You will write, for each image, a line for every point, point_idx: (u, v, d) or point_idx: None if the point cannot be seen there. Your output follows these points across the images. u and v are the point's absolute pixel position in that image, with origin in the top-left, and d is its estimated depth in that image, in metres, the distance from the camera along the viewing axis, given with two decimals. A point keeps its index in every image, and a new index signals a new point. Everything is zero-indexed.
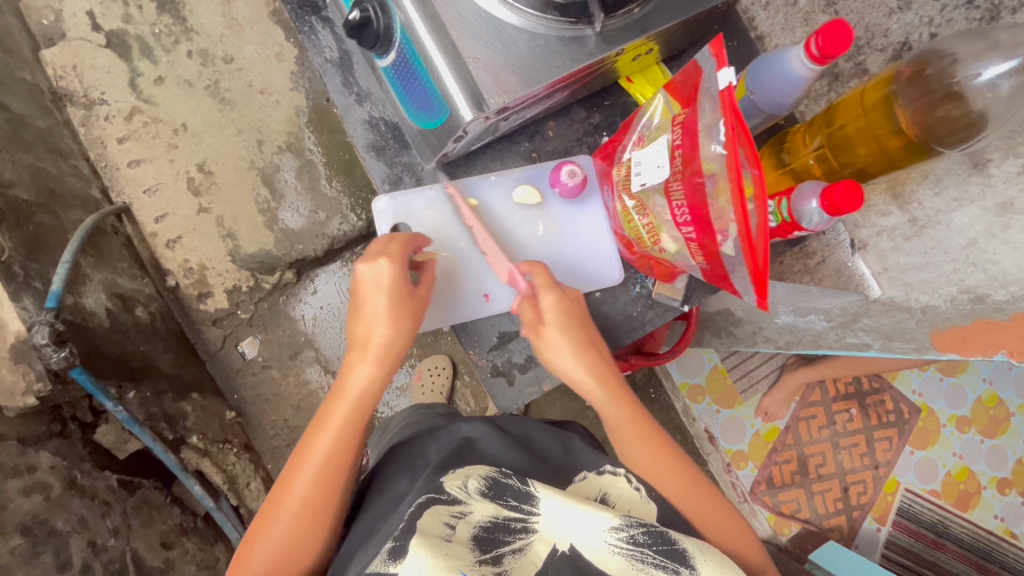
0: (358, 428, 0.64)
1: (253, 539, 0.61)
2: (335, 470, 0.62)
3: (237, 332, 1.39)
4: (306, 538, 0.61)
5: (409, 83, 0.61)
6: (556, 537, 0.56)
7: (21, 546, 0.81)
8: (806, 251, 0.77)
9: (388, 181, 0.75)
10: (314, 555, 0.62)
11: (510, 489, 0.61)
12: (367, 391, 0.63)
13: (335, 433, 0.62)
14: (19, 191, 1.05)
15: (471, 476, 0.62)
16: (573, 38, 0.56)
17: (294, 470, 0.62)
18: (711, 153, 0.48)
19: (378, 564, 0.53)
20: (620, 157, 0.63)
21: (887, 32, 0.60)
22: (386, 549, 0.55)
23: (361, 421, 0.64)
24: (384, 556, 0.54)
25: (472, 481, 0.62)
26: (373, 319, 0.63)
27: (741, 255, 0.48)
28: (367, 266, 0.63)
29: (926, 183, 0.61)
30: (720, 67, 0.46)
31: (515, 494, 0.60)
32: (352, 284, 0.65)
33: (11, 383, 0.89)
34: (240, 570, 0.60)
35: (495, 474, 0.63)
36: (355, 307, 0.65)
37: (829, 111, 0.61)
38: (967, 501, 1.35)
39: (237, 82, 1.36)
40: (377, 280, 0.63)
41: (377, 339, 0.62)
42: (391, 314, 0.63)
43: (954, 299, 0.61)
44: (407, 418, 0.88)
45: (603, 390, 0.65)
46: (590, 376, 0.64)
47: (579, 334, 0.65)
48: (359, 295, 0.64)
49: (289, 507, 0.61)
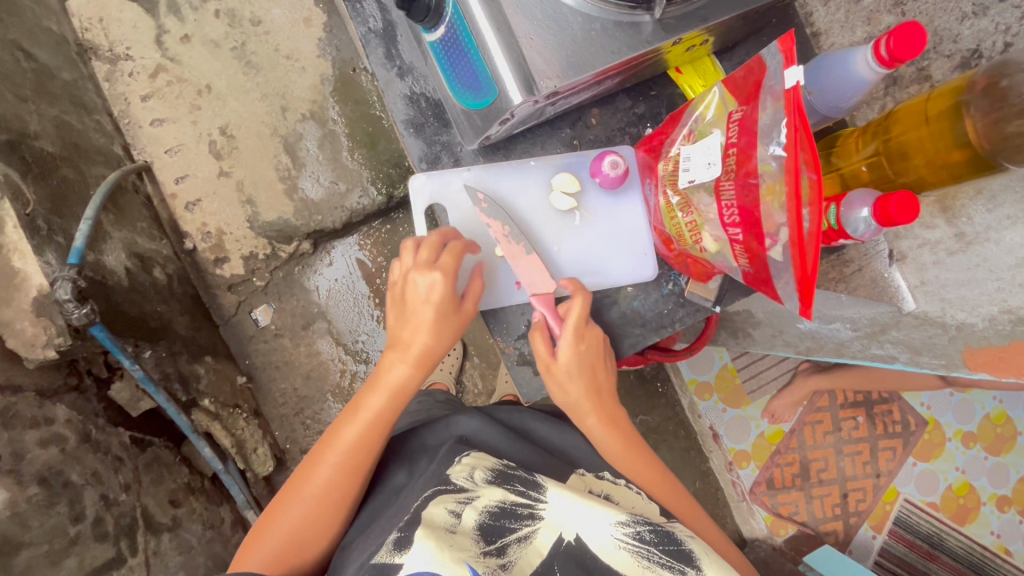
0: (388, 425, 0.64)
1: (272, 512, 0.62)
2: (360, 463, 0.63)
3: (251, 299, 1.39)
4: (320, 522, 0.62)
5: (456, 60, 0.59)
6: (562, 526, 0.58)
7: (38, 495, 0.82)
8: (843, 259, 0.75)
9: (425, 160, 0.73)
10: (326, 536, 0.63)
11: (517, 478, 0.63)
12: (401, 390, 0.64)
13: (366, 423, 0.63)
14: (44, 144, 1.04)
15: (477, 467, 0.64)
16: (630, 23, 0.55)
17: (320, 452, 0.63)
18: (768, 154, 0.46)
19: (383, 555, 0.55)
20: (667, 151, 0.61)
21: (957, 38, 0.57)
22: (391, 540, 0.56)
23: (390, 422, 0.65)
24: (389, 547, 0.55)
25: (479, 471, 0.63)
26: (417, 317, 0.64)
27: (789, 261, 0.47)
28: (421, 277, 0.63)
29: (979, 198, 0.59)
30: (787, 66, 0.44)
31: (522, 481, 0.63)
32: (403, 290, 0.65)
33: (32, 335, 0.89)
34: (254, 545, 0.61)
35: (501, 467, 0.65)
36: (398, 307, 0.66)
37: (888, 117, 0.58)
38: (965, 516, 1.34)
39: (264, 45, 1.34)
40: (431, 287, 0.63)
41: (419, 340, 0.64)
42: (438, 317, 0.64)
43: (994, 318, 0.60)
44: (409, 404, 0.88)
45: (595, 416, 0.68)
46: (584, 404, 0.68)
47: (588, 376, 0.67)
48: (407, 301, 0.64)
49: (309, 487, 0.62)
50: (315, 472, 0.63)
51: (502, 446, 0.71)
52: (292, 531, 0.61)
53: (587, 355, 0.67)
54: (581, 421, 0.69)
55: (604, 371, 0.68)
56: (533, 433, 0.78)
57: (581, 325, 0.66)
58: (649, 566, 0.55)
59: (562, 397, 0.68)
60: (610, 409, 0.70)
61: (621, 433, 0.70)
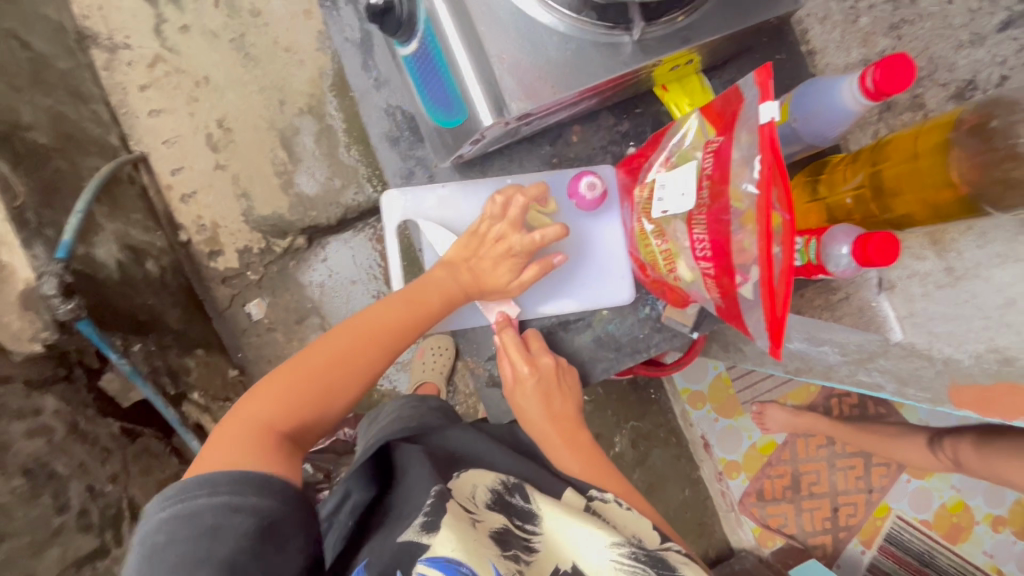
0: (427, 318, 0.67)
1: (271, 382, 0.60)
2: (377, 346, 0.64)
3: (245, 292, 1.37)
4: (339, 385, 0.62)
5: (429, 77, 0.60)
6: (560, 554, 0.56)
7: (22, 487, 0.82)
8: (829, 287, 0.74)
9: (400, 174, 0.77)
10: (326, 418, 0.61)
11: (515, 508, 0.62)
12: (450, 299, 0.68)
13: (408, 305, 0.67)
14: (37, 135, 1.04)
15: (478, 487, 0.64)
16: (608, 44, 0.54)
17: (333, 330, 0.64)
18: (743, 190, 0.44)
19: (412, 533, 0.54)
20: (644, 176, 0.60)
21: (952, 67, 0.54)
22: (419, 521, 0.55)
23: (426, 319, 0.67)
24: (417, 528, 0.54)
25: (480, 493, 0.63)
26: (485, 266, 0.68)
27: (759, 300, 0.46)
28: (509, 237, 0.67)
29: (970, 234, 0.57)
30: (763, 100, 0.42)
31: (520, 512, 0.61)
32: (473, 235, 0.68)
33: (18, 329, 0.90)
34: (266, 389, 0.59)
35: (501, 488, 0.64)
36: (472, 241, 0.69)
37: (877, 149, 0.56)
38: (957, 535, 1.31)
39: (263, 37, 1.33)
40: (509, 247, 0.67)
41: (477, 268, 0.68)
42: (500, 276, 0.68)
43: (980, 356, 0.59)
44: (399, 409, 0.80)
45: (559, 437, 0.73)
46: (546, 423, 0.72)
47: (546, 402, 0.71)
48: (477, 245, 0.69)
49: (336, 346, 0.62)
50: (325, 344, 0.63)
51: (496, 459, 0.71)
52: (296, 396, 0.59)
53: (546, 374, 0.71)
54: (549, 449, 0.72)
55: (567, 393, 0.72)
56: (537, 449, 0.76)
57: (529, 351, 0.71)
58: None
59: (524, 416, 0.73)
60: (574, 433, 0.74)
61: (582, 455, 0.72)
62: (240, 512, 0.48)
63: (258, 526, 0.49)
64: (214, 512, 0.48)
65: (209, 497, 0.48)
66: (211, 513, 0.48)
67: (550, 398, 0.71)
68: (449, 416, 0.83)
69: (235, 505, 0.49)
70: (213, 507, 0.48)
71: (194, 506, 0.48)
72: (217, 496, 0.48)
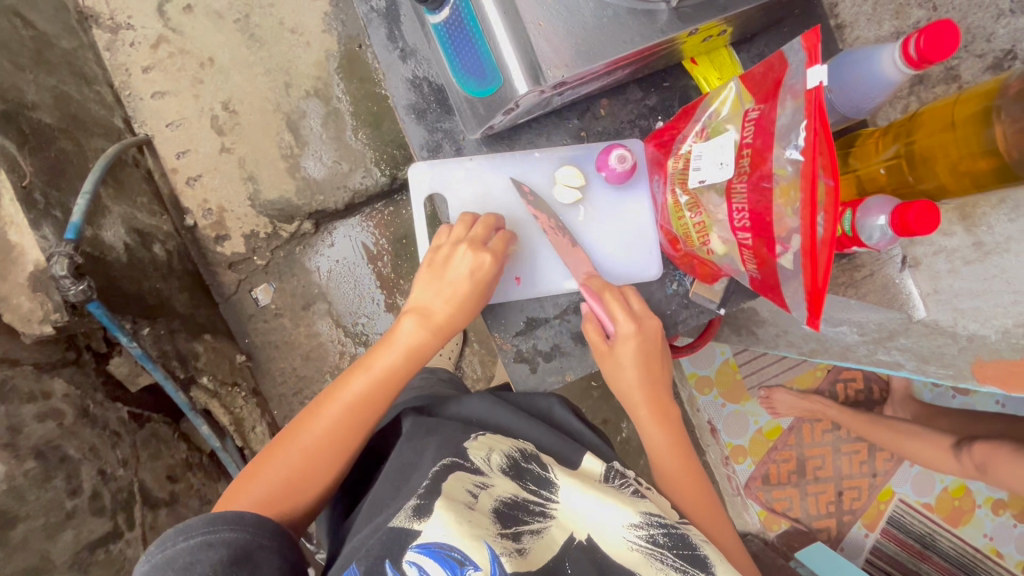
0: (394, 388, 0.66)
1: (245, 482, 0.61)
2: (353, 423, 0.63)
3: (252, 278, 1.36)
4: (315, 468, 0.62)
5: (462, 47, 0.61)
6: (574, 526, 0.57)
7: (34, 470, 0.81)
8: (852, 264, 0.73)
9: (426, 148, 0.75)
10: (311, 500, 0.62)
11: (530, 473, 0.62)
12: (414, 352, 0.66)
13: (374, 375, 0.65)
14: (42, 114, 1.02)
15: (494, 450, 0.63)
16: (646, 11, 0.56)
17: (309, 417, 0.63)
18: (785, 158, 0.48)
19: (400, 518, 0.53)
20: (677, 148, 0.62)
21: (991, 37, 0.58)
22: (411, 506, 0.54)
23: (415, 362, 0.67)
24: (407, 512, 0.54)
25: (495, 455, 0.63)
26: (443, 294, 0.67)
27: (799, 269, 0.48)
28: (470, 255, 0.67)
29: (1002, 207, 0.59)
30: (811, 64, 0.45)
31: (535, 479, 0.61)
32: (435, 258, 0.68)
33: (28, 310, 0.87)
34: (244, 489, 0.60)
35: (516, 455, 0.64)
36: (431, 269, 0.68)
37: (911, 120, 0.56)
38: (959, 517, 1.33)
39: (268, 18, 1.31)
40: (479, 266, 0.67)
41: (441, 307, 0.67)
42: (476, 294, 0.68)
43: (1007, 332, 0.59)
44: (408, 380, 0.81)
45: (647, 410, 0.71)
46: (639, 393, 0.70)
47: (645, 365, 0.69)
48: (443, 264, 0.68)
49: (309, 437, 0.62)
50: (299, 438, 0.62)
51: (514, 426, 0.70)
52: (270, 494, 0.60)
53: (636, 351, 0.68)
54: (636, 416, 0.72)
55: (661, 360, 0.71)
56: (554, 417, 0.74)
57: (635, 308, 0.69)
58: (662, 568, 0.54)
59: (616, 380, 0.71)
60: (664, 407, 0.72)
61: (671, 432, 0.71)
62: (214, 546, 0.53)
63: (232, 555, 0.53)
64: (190, 551, 0.52)
65: (185, 540, 0.52)
66: (186, 553, 0.52)
67: (648, 359, 0.69)
68: (458, 387, 0.83)
69: (211, 540, 0.53)
70: (190, 548, 0.52)
71: (173, 551, 0.52)
72: (193, 538, 0.52)
